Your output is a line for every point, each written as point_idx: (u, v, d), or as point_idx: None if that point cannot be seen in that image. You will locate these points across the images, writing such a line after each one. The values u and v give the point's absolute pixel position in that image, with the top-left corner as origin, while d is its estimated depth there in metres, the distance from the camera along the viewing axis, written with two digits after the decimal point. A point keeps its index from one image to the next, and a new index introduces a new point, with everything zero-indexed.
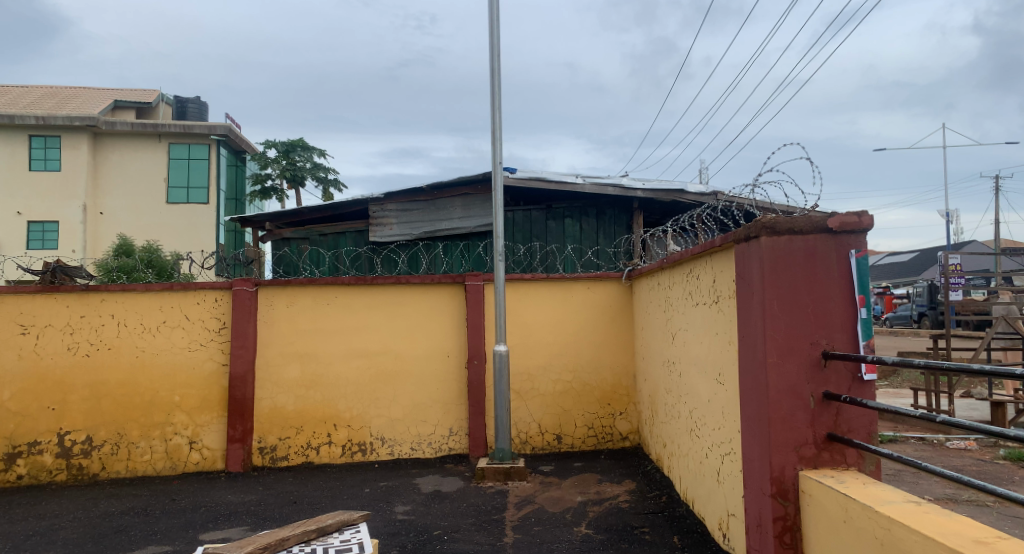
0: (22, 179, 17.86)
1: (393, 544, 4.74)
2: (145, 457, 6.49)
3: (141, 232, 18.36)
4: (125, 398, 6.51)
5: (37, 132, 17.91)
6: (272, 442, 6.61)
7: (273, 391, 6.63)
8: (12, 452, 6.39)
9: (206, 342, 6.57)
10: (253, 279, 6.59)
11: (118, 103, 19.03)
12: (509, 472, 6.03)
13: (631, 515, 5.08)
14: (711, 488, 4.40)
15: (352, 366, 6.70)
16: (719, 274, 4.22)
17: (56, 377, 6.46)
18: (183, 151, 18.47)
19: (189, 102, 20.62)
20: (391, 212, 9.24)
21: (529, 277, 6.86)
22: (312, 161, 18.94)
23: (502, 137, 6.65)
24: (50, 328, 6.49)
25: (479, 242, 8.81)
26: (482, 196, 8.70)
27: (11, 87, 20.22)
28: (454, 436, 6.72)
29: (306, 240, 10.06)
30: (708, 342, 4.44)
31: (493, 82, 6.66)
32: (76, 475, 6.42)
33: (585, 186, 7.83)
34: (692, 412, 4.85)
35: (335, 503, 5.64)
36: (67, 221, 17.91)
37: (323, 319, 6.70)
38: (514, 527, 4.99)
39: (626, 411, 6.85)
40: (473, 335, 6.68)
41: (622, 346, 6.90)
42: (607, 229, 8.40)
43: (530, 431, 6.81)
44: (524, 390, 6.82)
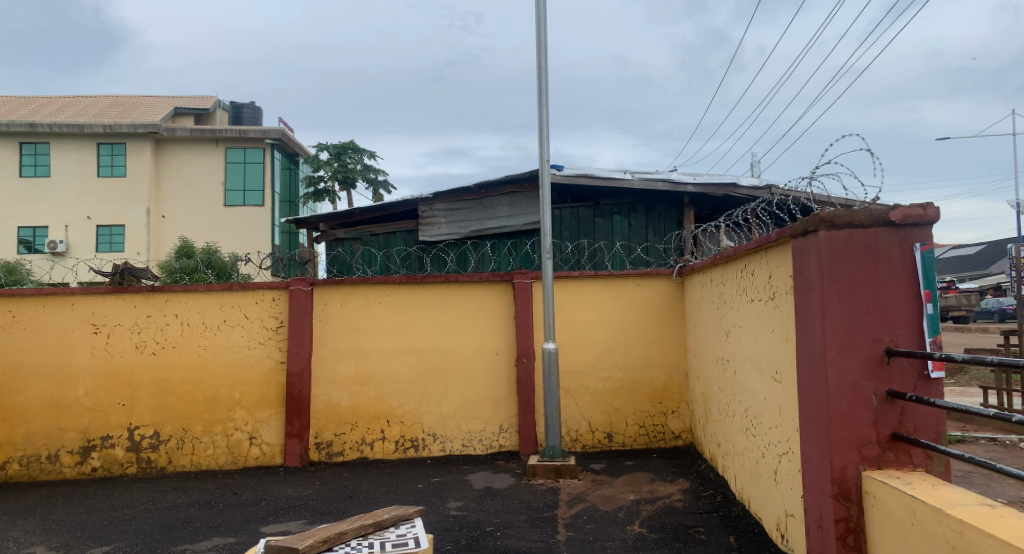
0: (91, 185, 18.61)
1: (447, 539, 4.80)
2: (209, 452, 6.72)
3: (201, 235, 18.98)
4: (190, 394, 6.75)
5: (104, 139, 18.64)
6: (328, 438, 6.77)
7: (328, 387, 6.79)
8: (87, 446, 6.69)
9: (264, 340, 6.77)
10: (308, 279, 6.76)
11: (178, 111, 19.69)
12: (560, 469, 6.03)
13: (684, 515, 5.02)
14: (768, 488, 4.31)
15: (404, 364, 6.80)
16: (775, 269, 4.13)
17: (125, 374, 6.74)
18: (239, 155, 19.04)
19: (245, 107, 21.26)
20: (439, 212, 9.33)
21: (578, 275, 6.84)
22: (363, 163, 19.30)
23: (549, 133, 6.65)
24: (119, 327, 6.77)
25: (527, 239, 8.80)
26: (530, 194, 8.71)
27: (80, 98, 21.09)
28: (504, 433, 6.75)
29: (358, 240, 10.25)
30: (764, 339, 4.36)
31: (540, 79, 6.66)
32: (145, 468, 6.69)
33: (634, 182, 7.78)
34: (747, 410, 4.77)
35: (389, 498, 5.75)
36: (132, 225, 18.63)
37: (375, 317, 6.82)
38: (567, 525, 4.99)
39: (678, 409, 6.78)
40: (522, 333, 6.70)
41: (674, 344, 6.82)
42: (657, 225, 8.30)
43: (580, 428, 6.80)
44: (574, 387, 6.82)
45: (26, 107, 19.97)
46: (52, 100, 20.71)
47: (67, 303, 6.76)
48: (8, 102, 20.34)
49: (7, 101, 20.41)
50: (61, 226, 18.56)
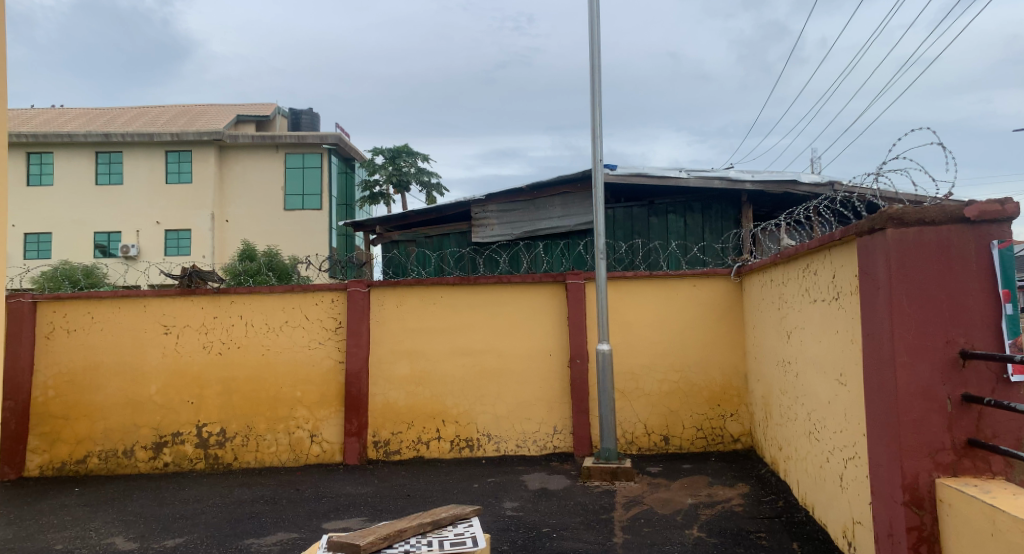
0: (160, 191, 19.38)
1: (503, 540, 4.82)
2: (272, 449, 6.92)
3: (262, 238, 19.55)
4: (254, 393, 6.96)
5: (172, 148, 19.40)
6: (385, 436, 6.88)
7: (385, 387, 6.90)
8: (159, 441, 6.97)
9: (324, 341, 6.94)
10: (365, 280, 6.90)
11: (240, 119, 20.29)
12: (616, 472, 5.98)
13: (744, 519, 4.92)
14: (833, 494, 4.19)
15: (458, 364, 6.86)
16: (839, 269, 4.01)
17: (194, 373, 7.00)
18: (298, 160, 19.62)
19: (302, 114, 21.78)
20: (492, 213, 9.39)
21: (632, 276, 6.78)
22: (416, 166, 19.57)
23: (603, 133, 6.62)
24: (188, 328, 7.03)
25: (579, 240, 8.75)
26: (583, 194, 8.67)
27: (149, 108, 21.97)
28: (559, 434, 6.74)
29: (413, 242, 10.39)
30: (828, 341, 4.24)
31: (593, 78, 6.63)
32: (213, 464, 6.92)
33: (689, 180, 7.67)
34: (810, 413, 4.63)
35: (446, 496, 5.81)
36: (198, 229, 19.31)
37: (430, 318, 6.91)
38: (624, 528, 4.95)
39: (736, 411, 6.64)
40: (576, 334, 6.68)
41: (732, 345, 6.69)
42: (713, 224, 8.15)
43: (636, 431, 6.74)
44: (629, 389, 6.76)
45: (101, 118, 20.92)
46: (124, 111, 21.64)
47: (140, 304, 7.07)
48: (83, 113, 21.34)
49: (82, 112, 21.42)
50: (133, 230, 19.27)
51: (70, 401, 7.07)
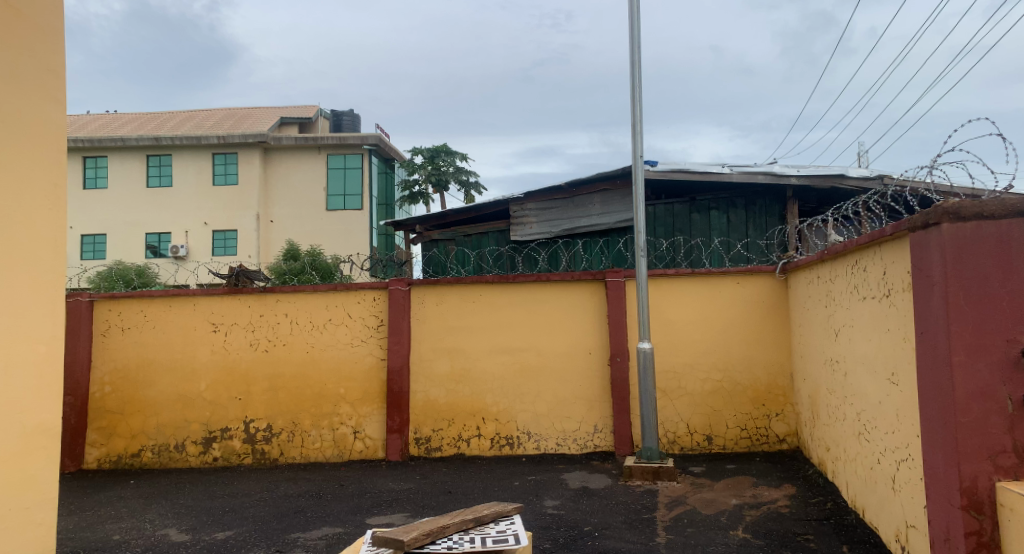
0: (207, 193, 19.87)
1: (545, 538, 4.82)
2: (317, 445, 7.04)
3: (306, 238, 19.90)
4: (299, 389, 7.09)
5: (219, 150, 19.87)
6: (426, 433, 6.94)
7: (426, 384, 6.97)
8: (208, 436, 7.15)
9: (366, 338, 7.03)
10: (406, 279, 6.97)
11: (284, 121, 20.67)
12: (658, 471, 5.92)
13: (791, 521, 4.82)
14: (885, 497, 4.08)
15: (498, 362, 6.88)
16: (890, 265, 3.90)
17: (241, 370, 7.16)
18: (340, 160, 19.92)
19: (343, 116, 22.08)
20: (531, 212, 9.39)
21: (673, 274, 6.71)
22: (455, 165, 19.68)
23: (643, 129, 6.56)
24: (235, 325, 7.19)
25: (619, 237, 8.68)
26: (623, 191, 8.61)
27: (197, 112, 22.55)
28: (599, 433, 6.70)
29: (452, 241, 10.45)
30: (878, 339, 4.13)
31: (633, 74, 6.57)
32: (260, 459, 7.07)
33: (732, 176, 7.55)
34: (860, 413, 4.53)
35: (487, 494, 5.84)
36: (244, 230, 19.74)
37: (470, 316, 6.94)
38: (666, 528, 4.90)
39: (782, 412, 6.52)
40: (617, 332, 6.64)
41: (778, 344, 6.57)
42: (757, 221, 8.01)
43: (678, 430, 6.66)
44: (671, 388, 6.69)
45: (152, 122, 21.53)
46: (173, 115, 22.24)
47: (190, 303, 7.26)
48: (136, 118, 22.00)
49: (134, 117, 22.09)
50: (182, 231, 19.75)
51: (125, 397, 7.30)
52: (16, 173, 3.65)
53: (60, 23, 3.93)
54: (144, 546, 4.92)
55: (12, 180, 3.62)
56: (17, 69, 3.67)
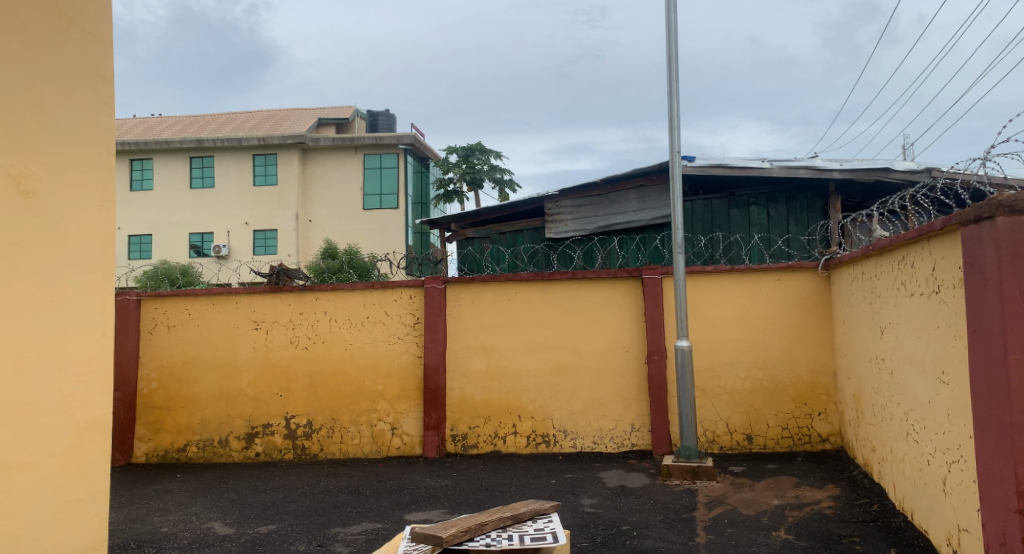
0: (248, 194, 20.25)
1: (583, 536, 4.80)
2: (355, 441, 7.12)
3: (343, 237, 20.18)
4: (338, 386, 7.18)
5: (259, 151, 20.24)
6: (463, 430, 6.97)
7: (462, 382, 6.99)
8: (251, 432, 7.29)
9: (403, 336, 7.10)
10: (441, 277, 7.01)
11: (321, 121, 20.95)
12: (696, 471, 5.84)
13: (836, 523, 4.72)
14: (935, 499, 3.97)
15: (534, 359, 6.87)
16: (940, 261, 3.79)
17: (282, 366, 7.28)
18: (376, 160, 20.14)
19: (379, 116, 22.28)
20: (566, 209, 9.36)
21: (712, 271, 6.61)
22: (489, 163, 19.71)
23: (680, 123, 6.48)
24: (276, 323, 7.31)
25: (657, 234, 8.59)
26: (659, 187, 8.52)
27: (237, 114, 22.97)
28: (636, 431, 6.65)
29: (487, 238, 10.47)
30: (927, 337, 4.02)
31: (670, 69, 6.50)
32: (301, 455, 7.19)
33: (772, 170, 7.42)
34: (908, 413, 4.41)
35: (524, 491, 5.83)
36: (284, 229, 20.08)
37: (506, 314, 6.95)
38: (706, 528, 4.83)
39: (825, 411, 6.38)
40: (654, 330, 6.57)
41: (820, 342, 6.43)
42: (799, 216, 7.85)
43: (717, 429, 6.57)
44: (710, 387, 6.60)
45: (195, 125, 22.01)
46: (215, 117, 22.71)
47: (232, 301, 7.40)
48: (179, 121, 22.51)
49: (178, 120, 22.61)
50: (224, 231, 20.17)
51: (171, 393, 7.48)
52: (68, 177, 3.76)
53: (108, 29, 4.02)
54: (190, 538, 5.03)
55: (63, 183, 3.73)
56: (68, 76, 3.77)
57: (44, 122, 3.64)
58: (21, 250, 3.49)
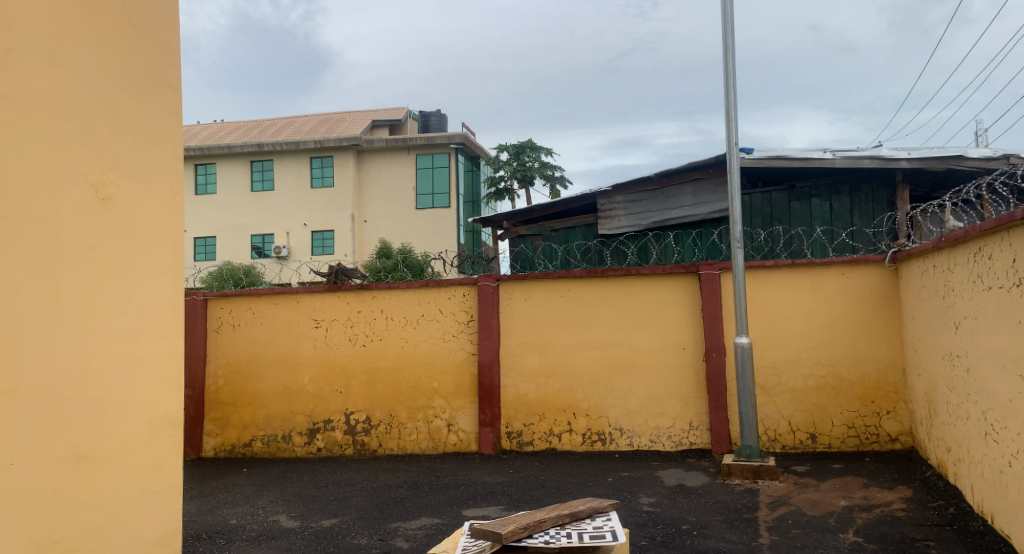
0: (306, 195, 20.71)
1: (642, 535, 4.74)
2: (413, 437, 7.21)
3: (397, 236, 20.50)
4: (395, 383, 7.28)
5: (316, 154, 20.69)
6: (518, 427, 6.98)
7: (516, 379, 7.01)
8: (313, 428, 7.46)
9: (457, 334, 7.15)
10: (494, 275, 7.03)
11: (375, 123, 21.29)
12: (758, 470, 5.70)
13: (909, 526, 4.53)
14: (1017, 503, 3.78)
15: (589, 357, 6.82)
16: (1020, 252, 3.60)
17: (341, 363, 7.42)
18: (428, 160, 20.38)
19: (432, 115, 22.48)
20: (619, 204, 9.24)
21: (772, 266, 6.43)
22: (540, 160, 19.67)
23: (738, 115, 6.33)
24: (335, 321, 7.45)
25: (713, 228, 8.42)
26: (715, 180, 8.36)
27: (295, 118, 23.53)
28: (695, 429, 6.53)
29: (539, 235, 10.45)
30: (1007, 332, 3.83)
31: (727, 59, 6.35)
32: (361, 450, 7.32)
33: (835, 161, 7.19)
34: (986, 412, 4.21)
35: (581, 490, 5.80)
36: (341, 230, 20.51)
37: (560, 311, 6.91)
38: (769, 528, 4.72)
39: (894, 409, 6.14)
40: (712, 327, 6.44)
41: (888, 338, 6.19)
42: (864, 208, 7.59)
43: (779, 428, 6.40)
44: (771, 384, 6.43)
45: (255, 129, 22.62)
46: (274, 122, 23.32)
47: (293, 300, 7.58)
48: (240, 127, 23.19)
49: (239, 126, 23.30)
50: (283, 232, 20.67)
51: (237, 389, 7.71)
52: (140, 183, 3.90)
53: (176, 40, 4.16)
54: (258, 530, 5.17)
55: (136, 188, 3.87)
56: (139, 85, 3.92)
57: (119, 130, 3.78)
58: (98, 253, 3.63)
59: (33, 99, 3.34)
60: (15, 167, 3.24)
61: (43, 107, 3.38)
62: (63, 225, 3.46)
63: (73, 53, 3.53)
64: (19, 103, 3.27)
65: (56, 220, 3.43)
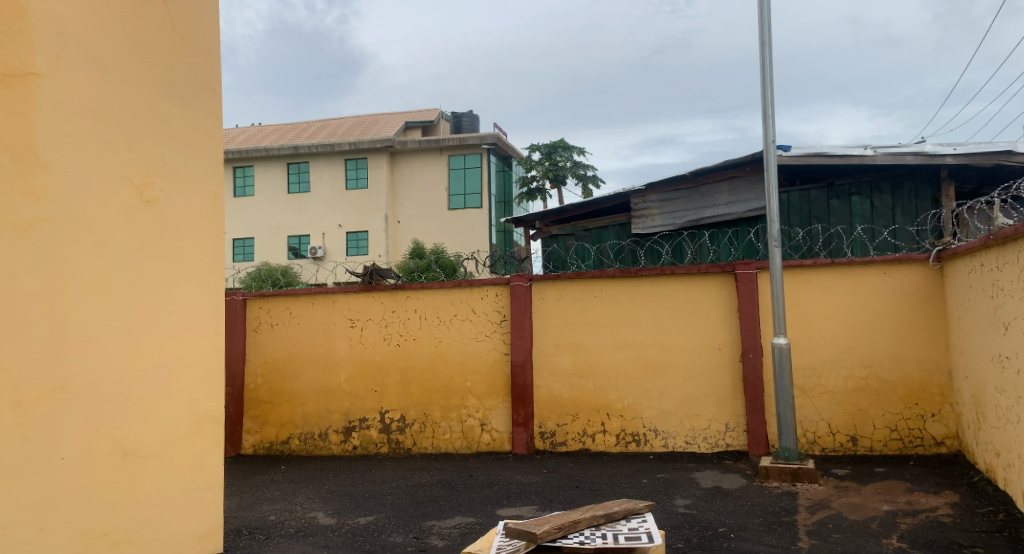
0: (340, 196, 20.94)
1: (678, 537, 4.68)
2: (446, 436, 7.24)
3: (429, 237, 20.64)
4: (429, 382, 7.32)
5: (350, 156, 20.91)
6: (551, 428, 6.96)
7: (549, 379, 6.99)
8: (348, 426, 7.53)
9: (490, 333, 7.16)
10: (527, 275, 7.02)
11: (408, 124, 21.44)
12: (797, 473, 5.60)
13: (956, 532, 4.40)
14: None
15: (622, 357, 6.77)
16: None
17: (376, 362, 7.48)
18: (460, 161, 20.49)
19: (462, 116, 22.45)
20: (653, 204, 9.16)
21: (811, 265, 6.31)
22: (572, 160, 19.62)
23: (775, 111, 6.23)
24: (370, 321, 7.52)
25: (750, 227, 8.30)
26: (751, 178, 8.23)
27: (330, 120, 23.84)
28: (731, 431, 6.44)
29: (571, 235, 10.41)
30: None
31: (764, 56, 6.25)
32: (396, 449, 7.37)
33: (876, 157, 7.03)
34: None
35: (615, 490, 5.75)
36: (375, 230, 20.65)
37: (594, 311, 6.88)
38: (809, 532, 4.63)
39: (939, 412, 5.98)
40: (748, 327, 6.35)
41: (932, 339, 6.03)
42: (907, 205, 7.39)
43: (818, 430, 6.27)
44: (810, 386, 6.31)
45: (291, 132, 22.99)
46: (310, 124, 23.66)
47: (329, 300, 7.67)
48: (277, 130, 23.58)
49: (276, 129, 23.68)
50: (319, 233, 20.94)
51: (275, 388, 7.83)
52: (183, 186, 3.98)
53: (217, 45, 4.23)
54: (296, 526, 5.24)
55: (179, 192, 3.95)
56: (182, 90, 4.00)
57: (163, 134, 3.87)
58: (143, 255, 3.72)
59: (81, 106, 3.43)
60: (65, 172, 3.35)
61: (92, 112, 3.48)
62: (110, 228, 3.55)
63: (119, 59, 3.63)
64: (68, 110, 3.36)
65: (103, 223, 3.52)
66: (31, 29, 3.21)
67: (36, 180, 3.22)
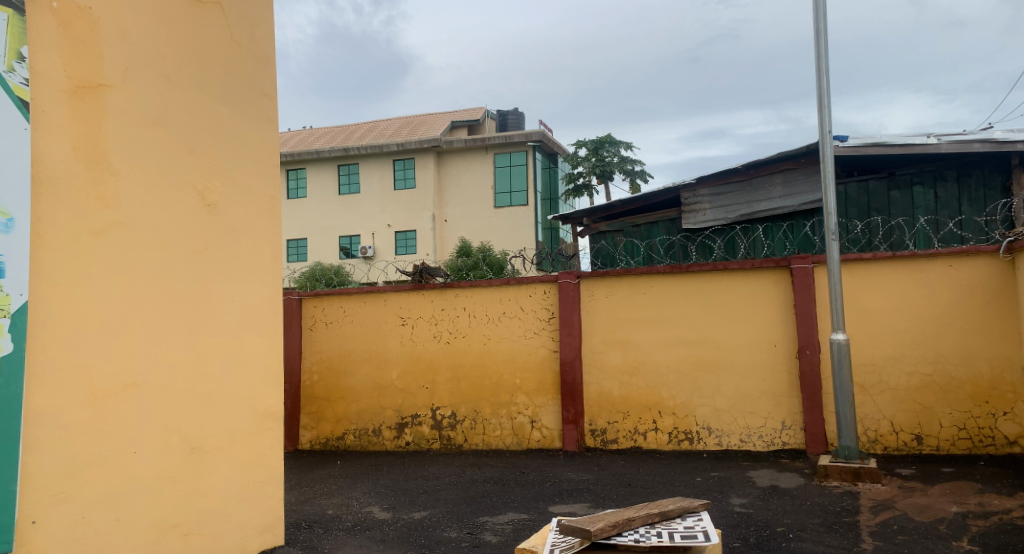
0: (389, 196, 21.21)
1: (735, 536, 4.59)
2: (497, 433, 7.26)
3: (476, 235, 20.79)
4: (478, 379, 7.36)
5: (398, 156, 21.16)
6: (602, 425, 6.92)
7: (599, 376, 6.95)
8: (401, 422, 7.63)
9: (539, 331, 7.15)
10: (576, 272, 7.00)
11: (455, 124, 21.59)
12: (858, 472, 5.43)
13: None
14: None
15: (673, 354, 6.68)
16: None
17: (427, 360, 7.55)
18: (506, 159, 20.53)
19: (508, 115, 22.59)
20: (703, 198, 9.02)
21: (870, 258, 6.11)
22: (619, 155, 19.45)
23: (830, 101, 6.05)
24: (421, 319, 7.60)
25: (805, 220, 8.06)
26: (806, 170, 8.01)
27: (378, 120, 24.17)
28: (788, 429, 6.28)
29: (620, 231, 10.32)
30: None
31: (818, 44, 6.07)
32: (447, 445, 7.43)
33: (941, 146, 6.75)
34: None
35: (669, 489, 5.68)
36: (422, 229, 20.86)
37: (644, 308, 6.80)
38: (872, 533, 4.48)
39: (1011, 410, 5.71)
40: (805, 323, 6.18)
41: (1001, 334, 5.77)
42: (974, 194, 7.08)
43: (880, 429, 6.07)
44: (871, 383, 6.11)
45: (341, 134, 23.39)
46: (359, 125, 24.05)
47: (380, 299, 7.77)
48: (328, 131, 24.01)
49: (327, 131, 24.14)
50: (369, 233, 21.23)
51: (330, 384, 7.98)
52: (242, 189, 4.08)
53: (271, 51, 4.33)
54: (353, 521, 5.33)
55: (239, 194, 4.05)
56: (240, 96, 4.10)
57: (224, 140, 3.97)
58: (206, 256, 3.83)
59: (146, 113, 3.54)
60: (132, 178, 3.46)
61: (157, 119, 3.60)
62: (174, 231, 3.66)
63: (182, 67, 3.74)
64: (134, 117, 3.48)
65: (169, 226, 3.64)
66: (102, 41, 3.34)
67: (108, 187, 3.34)
